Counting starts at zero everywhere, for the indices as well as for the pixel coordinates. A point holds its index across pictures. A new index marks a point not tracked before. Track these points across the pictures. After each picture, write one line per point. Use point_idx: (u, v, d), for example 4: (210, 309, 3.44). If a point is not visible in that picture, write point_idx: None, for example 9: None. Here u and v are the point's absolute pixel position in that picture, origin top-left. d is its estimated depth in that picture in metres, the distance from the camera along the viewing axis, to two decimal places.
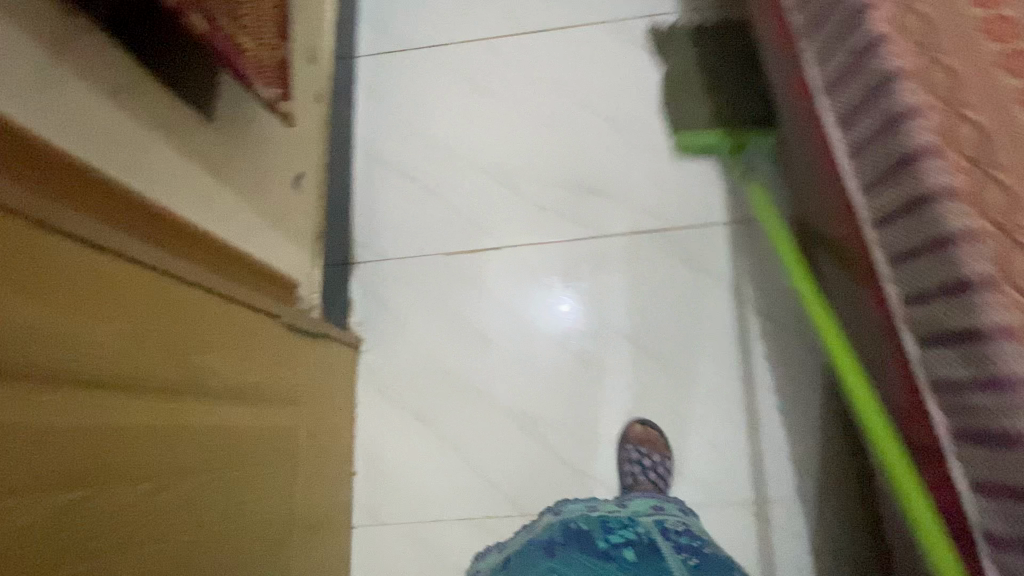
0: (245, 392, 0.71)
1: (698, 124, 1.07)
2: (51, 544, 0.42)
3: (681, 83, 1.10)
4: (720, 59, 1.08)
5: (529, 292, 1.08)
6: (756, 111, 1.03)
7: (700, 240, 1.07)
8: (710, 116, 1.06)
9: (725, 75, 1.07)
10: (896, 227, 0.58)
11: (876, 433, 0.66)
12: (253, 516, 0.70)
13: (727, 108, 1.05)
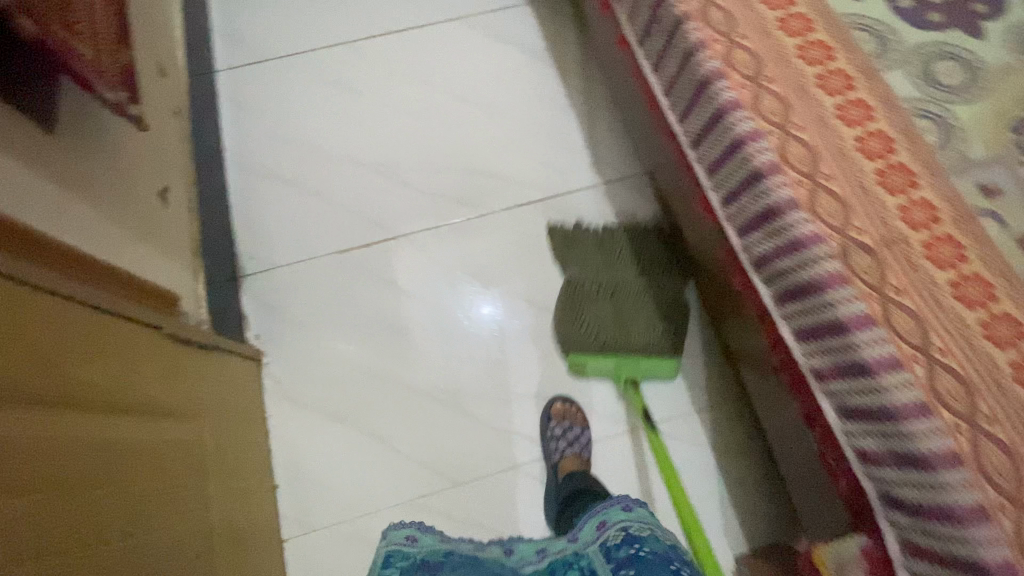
0: (132, 404, 0.68)
1: (585, 333, 1.03)
2: None
3: (574, 289, 1.07)
4: (614, 275, 1.08)
5: (427, 275, 1.13)
6: (646, 348, 1.02)
7: (574, 202, 1.18)
8: (594, 325, 1.03)
9: (617, 307, 1.04)
10: (711, 154, 0.66)
11: (692, 527, 0.91)
12: (161, 532, 0.66)
13: (612, 298, 1.05)
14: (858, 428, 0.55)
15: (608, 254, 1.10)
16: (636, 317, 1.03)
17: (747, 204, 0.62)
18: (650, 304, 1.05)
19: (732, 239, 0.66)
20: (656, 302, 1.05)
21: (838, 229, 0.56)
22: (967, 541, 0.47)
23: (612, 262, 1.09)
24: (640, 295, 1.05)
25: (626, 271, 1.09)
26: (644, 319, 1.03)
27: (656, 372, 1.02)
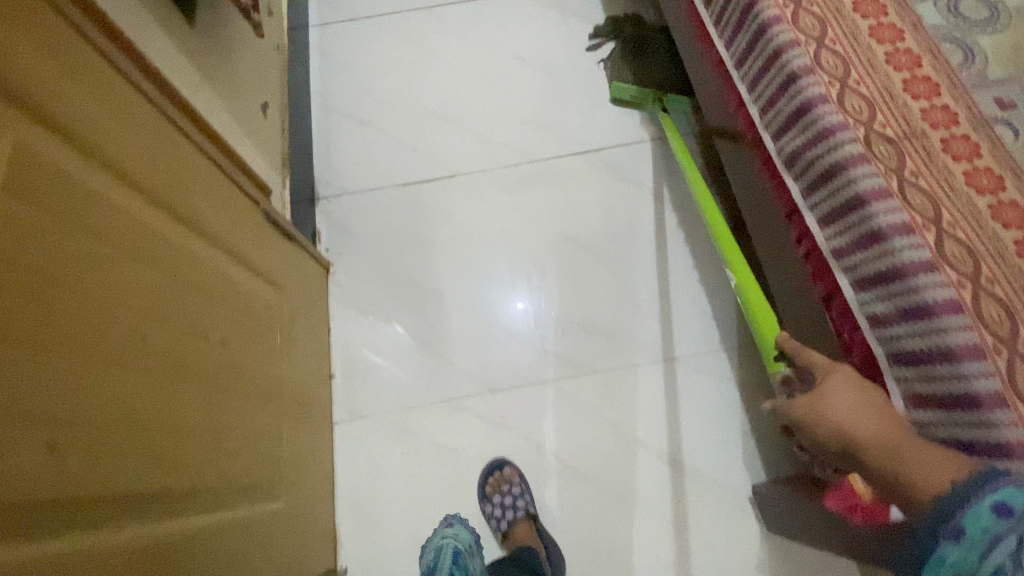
0: (235, 251, 0.79)
1: (624, 75, 1.29)
2: (93, 283, 0.50)
3: (613, 51, 1.33)
4: (648, 38, 1.30)
5: (479, 210, 1.24)
6: (669, 81, 1.25)
7: (620, 154, 1.27)
8: (634, 70, 1.29)
9: (647, 54, 1.28)
10: (752, 71, 0.75)
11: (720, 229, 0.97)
12: (247, 363, 0.77)
13: (646, 64, 1.27)
14: (871, 295, 0.61)
15: (647, 43, 1.30)
16: (661, 74, 1.26)
17: (781, 110, 0.70)
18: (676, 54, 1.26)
19: (767, 144, 0.73)
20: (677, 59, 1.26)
21: (863, 122, 0.64)
22: (964, 376, 0.53)
23: (648, 46, 1.29)
24: (668, 55, 1.27)
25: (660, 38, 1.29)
26: (667, 57, 1.27)
27: (675, 98, 1.25)
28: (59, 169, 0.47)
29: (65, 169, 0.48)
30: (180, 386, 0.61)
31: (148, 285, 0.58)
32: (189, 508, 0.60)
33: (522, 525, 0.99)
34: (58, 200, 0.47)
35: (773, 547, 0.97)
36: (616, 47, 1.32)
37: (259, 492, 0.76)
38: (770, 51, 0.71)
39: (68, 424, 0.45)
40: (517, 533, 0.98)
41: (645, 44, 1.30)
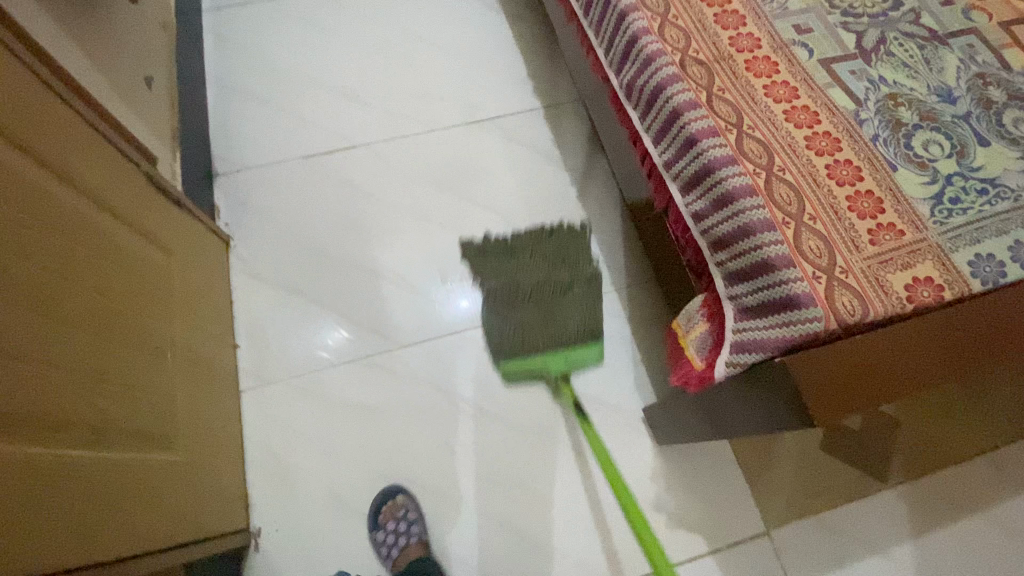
0: (114, 208, 0.80)
1: (519, 344, 1.09)
2: None
3: (497, 310, 1.12)
4: (538, 281, 1.13)
5: (380, 178, 1.27)
6: (567, 338, 1.08)
7: (514, 119, 1.34)
8: (531, 341, 1.08)
9: (544, 313, 1.09)
10: (595, 19, 0.84)
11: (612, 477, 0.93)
12: (129, 315, 0.78)
13: (544, 322, 1.09)
14: (692, 196, 0.70)
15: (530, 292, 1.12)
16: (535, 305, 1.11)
17: (616, 48, 0.80)
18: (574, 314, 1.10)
19: (611, 79, 0.82)
20: (569, 304, 1.11)
21: (680, 49, 0.73)
22: (762, 245, 0.61)
23: (542, 296, 1.11)
24: (559, 285, 1.13)
25: (551, 281, 1.13)
26: (562, 314, 1.10)
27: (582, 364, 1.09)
28: None
29: None
30: (45, 323, 0.61)
31: (10, 219, 0.59)
32: (64, 438, 0.61)
33: (413, 551, 0.98)
34: None
35: (666, 462, 1.05)
36: (507, 314, 1.11)
37: (151, 441, 0.76)
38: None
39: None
40: (407, 557, 0.97)
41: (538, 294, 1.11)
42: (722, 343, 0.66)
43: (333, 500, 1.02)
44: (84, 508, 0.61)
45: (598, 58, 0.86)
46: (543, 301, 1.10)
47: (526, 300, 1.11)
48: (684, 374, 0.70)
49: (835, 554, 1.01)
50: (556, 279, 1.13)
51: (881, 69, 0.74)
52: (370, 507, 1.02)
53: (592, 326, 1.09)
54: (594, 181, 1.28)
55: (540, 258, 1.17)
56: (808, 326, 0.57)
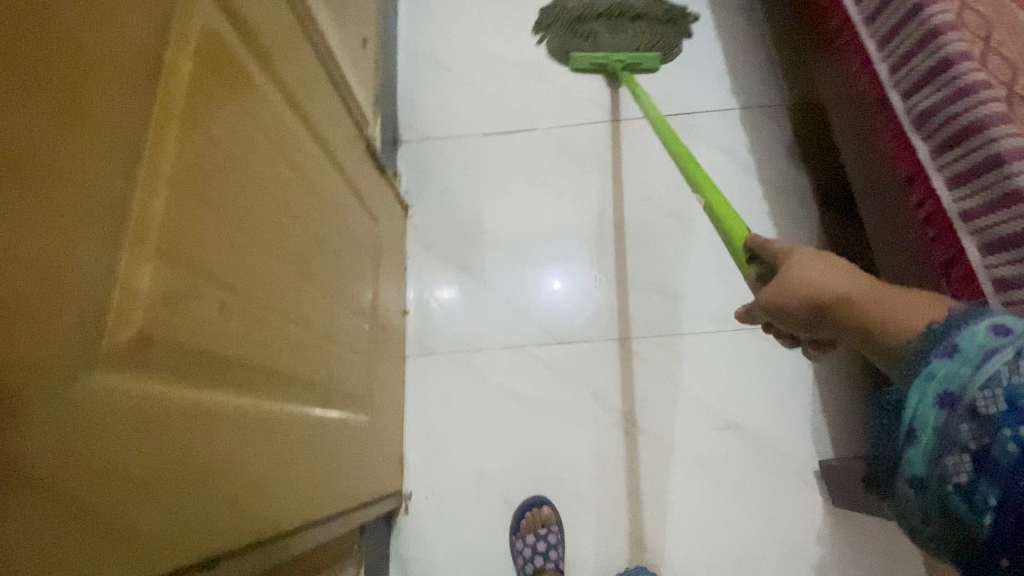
0: (344, 171, 0.82)
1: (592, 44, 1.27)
2: (254, 168, 0.54)
3: (574, 24, 1.31)
4: (610, 7, 1.29)
5: (558, 165, 1.24)
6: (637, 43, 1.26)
7: (707, 119, 1.24)
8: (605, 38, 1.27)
9: (612, 23, 1.28)
10: (880, 31, 0.74)
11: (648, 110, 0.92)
12: (349, 276, 0.80)
13: (615, 36, 1.27)
14: (1001, 259, 0.59)
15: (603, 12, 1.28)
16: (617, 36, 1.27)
17: (909, 71, 0.70)
18: (645, 37, 1.27)
19: (894, 102, 0.71)
20: (640, 30, 1.28)
21: (1007, 82, 0.63)
22: None
23: (614, 15, 1.28)
24: (632, 9, 1.29)
25: (629, 34, 1.27)
26: (631, 30, 1.28)
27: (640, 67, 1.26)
28: (227, 48, 0.51)
29: (236, 57, 0.52)
30: (302, 280, 0.63)
31: (281, 177, 0.60)
32: (309, 397, 0.63)
33: None
34: (234, 84, 0.52)
35: (837, 524, 0.96)
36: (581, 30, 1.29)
37: (352, 403, 0.78)
38: (905, 11, 0.70)
39: (224, 280, 0.47)
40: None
41: (611, 28, 1.27)
42: None
43: (480, 483, 1.03)
44: (317, 468, 0.63)
45: (873, 76, 0.76)
46: (613, 20, 1.28)
47: (597, 20, 1.29)
48: None
49: None
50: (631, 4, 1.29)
51: None
52: (513, 497, 1.02)
53: (659, 39, 1.28)
54: (790, 200, 1.16)
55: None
56: None
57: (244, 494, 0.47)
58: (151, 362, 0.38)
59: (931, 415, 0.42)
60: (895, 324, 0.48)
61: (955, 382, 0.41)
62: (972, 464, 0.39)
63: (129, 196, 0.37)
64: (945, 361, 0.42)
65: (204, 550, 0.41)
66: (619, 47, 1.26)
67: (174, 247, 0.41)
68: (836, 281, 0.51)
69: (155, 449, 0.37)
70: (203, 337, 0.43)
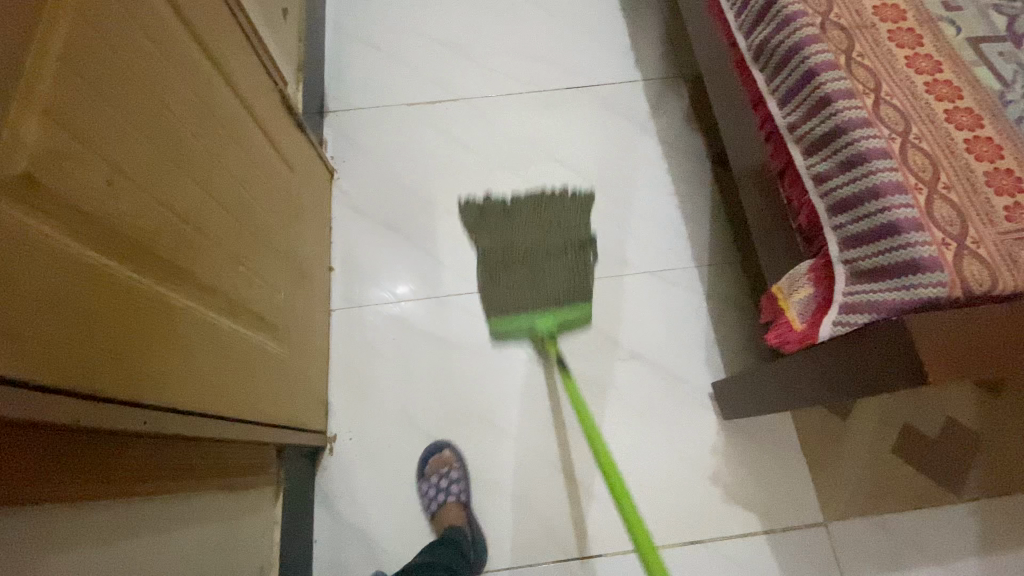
0: (257, 115, 0.87)
1: (514, 307, 1.10)
2: (148, 75, 0.59)
3: (494, 271, 1.14)
4: (531, 248, 1.13)
5: (478, 131, 1.32)
6: (562, 297, 1.09)
7: (613, 88, 1.35)
8: (523, 299, 1.10)
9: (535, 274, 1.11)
10: None
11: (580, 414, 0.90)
12: (260, 210, 0.85)
13: (539, 292, 1.09)
14: (818, 158, 0.69)
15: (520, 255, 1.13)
16: (537, 281, 1.11)
17: (748, 13, 0.80)
18: (568, 274, 1.11)
19: (739, 41, 0.82)
20: (563, 266, 1.12)
21: (821, 12, 0.73)
22: (889, 208, 0.61)
23: (538, 256, 1.12)
24: (555, 247, 1.14)
25: (557, 289, 1.10)
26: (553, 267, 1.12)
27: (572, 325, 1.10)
28: None
29: None
30: (205, 193, 0.68)
31: (182, 94, 0.65)
32: (214, 302, 0.68)
33: (452, 510, 1.00)
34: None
35: (731, 438, 1.04)
36: (500, 276, 1.13)
37: (263, 326, 0.82)
38: None
39: (113, 160, 0.52)
40: (444, 516, 0.99)
41: (532, 274, 1.11)
42: (829, 305, 0.66)
43: (404, 422, 1.08)
44: (219, 368, 0.67)
45: (727, 22, 0.87)
46: (534, 261, 1.11)
47: (513, 253, 1.14)
48: (779, 335, 0.72)
49: (893, 557, 0.98)
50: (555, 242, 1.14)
51: None
52: (435, 433, 1.07)
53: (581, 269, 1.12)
54: (688, 156, 1.27)
55: (537, 227, 1.17)
56: (929, 291, 0.57)
57: (134, 354, 0.51)
58: (36, 204, 0.43)
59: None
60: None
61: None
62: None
63: (17, 57, 0.42)
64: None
65: (88, 386, 0.45)
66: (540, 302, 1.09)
67: (61, 115, 0.46)
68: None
69: (39, 277, 0.41)
70: (91, 202, 0.48)
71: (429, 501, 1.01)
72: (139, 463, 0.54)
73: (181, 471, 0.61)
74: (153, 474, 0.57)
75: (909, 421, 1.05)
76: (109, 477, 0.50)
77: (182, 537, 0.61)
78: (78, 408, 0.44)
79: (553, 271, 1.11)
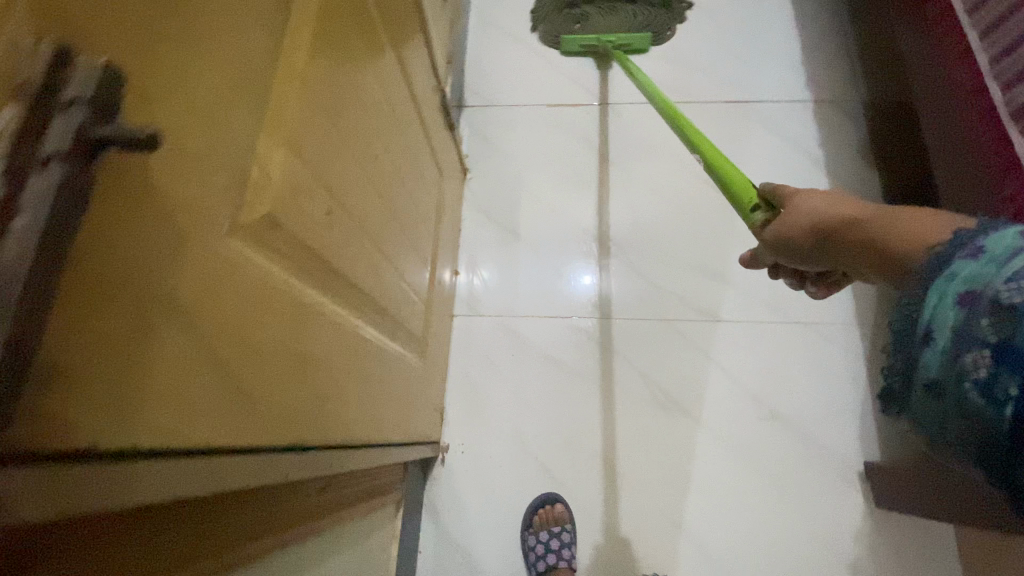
0: (423, 119, 0.83)
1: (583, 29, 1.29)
2: (360, 89, 0.55)
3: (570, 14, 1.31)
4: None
5: (621, 139, 1.23)
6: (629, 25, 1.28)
7: (777, 110, 1.22)
8: (597, 24, 1.29)
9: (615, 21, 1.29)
10: (979, 30, 0.75)
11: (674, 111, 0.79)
12: (417, 219, 0.81)
13: (608, 16, 1.29)
14: None
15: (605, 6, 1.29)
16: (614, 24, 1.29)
17: (1010, 65, 0.70)
18: (634, 20, 1.29)
19: (993, 95, 0.71)
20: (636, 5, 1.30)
21: None
22: None
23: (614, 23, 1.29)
24: (628, 23, 1.29)
25: (624, 16, 1.29)
26: (621, 12, 1.30)
27: (632, 48, 1.27)
28: None
29: None
30: (386, 211, 0.64)
31: (380, 106, 0.61)
32: (381, 325, 0.65)
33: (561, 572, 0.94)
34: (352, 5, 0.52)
35: (878, 524, 0.94)
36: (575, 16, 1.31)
37: (409, 343, 0.79)
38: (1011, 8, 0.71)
39: (329, 185, 0.48)
40: None
41: (611, 6, 1.29)
42: None
43: (516, 443, 1.04)
44: (379, 395, 0.65)
45: (972, 70, 0.75)
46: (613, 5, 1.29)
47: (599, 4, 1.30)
48: None
49: None
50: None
51: None
52: (547, 462, 1.03)
53: (649, 26, 1.29)
54: (855, 197, 1.13)
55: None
56: None
57: (329, 397, 0.49)
58: (274, 247, 0.39)
59: (949, 316, 0.34)
60: (904, 250, 0.43)
61: (981, 278, 0.33)
62: (993, 357, 0.31)
63: (271, 82, 0.38)
64: (971, 265, 0.35)
65: (295, 438, 0.43)
66: (613, 25, 1.28)
67: (300, 144, 0.42)
68: (843, 218, 0.50)
69: (267, 328, 0.38)
70: (312, 236, 0.45)
71: (537, 560, 0.94)
72: (299, 507, 0.51)
73: (329, 505, 0.58)
74: (315, 511, 0.55)
75: None
76: (284, 526, 0.48)
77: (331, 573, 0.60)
78: (282, 467, 0.41)
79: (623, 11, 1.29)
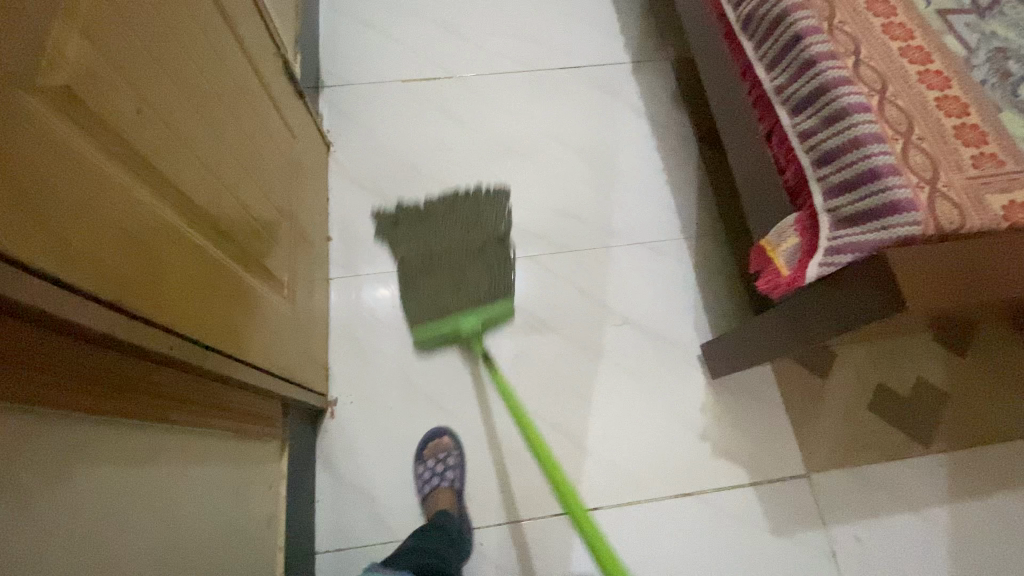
0: (263, 77, 0.89)
1: (434, 312, 1.07)
2: (172, 16, 0.60)
3: (412, 293, 1.11)
4: (448, 249, 1.13)
5: (473, 106, 1.34)
6: (483, 271, 1.11)
7: (604, 69, 1.39)
8: (440, 278, 1.10)
9: (453, 272, 1.10)
10: None
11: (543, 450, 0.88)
12: (266, 166, 0.86)
13: (460, 285, 1.09)
14: (804, 117, 0.74)
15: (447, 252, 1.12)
16: (465, 273, 1.10)
17: None
18: (484, 263, 1.12)
19: (728, 11, 0.88)
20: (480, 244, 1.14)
21: None
22: (869, 156, 0.66)
23: (458, 259, 1.11)
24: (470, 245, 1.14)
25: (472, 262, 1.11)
26: (471, 273, 1.10)
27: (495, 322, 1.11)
28: None
29: None
30: (220, 140, 0.69)
31: (201, 41, 0.67)
32: (227, 246, 0.69)
33: (445, 492, 1.00)
34: None
35: (720, 396, 1.09)
36: (420, 307, 1.09)
37: (271, 281, 0.84)
38: None
39: (141, 90, 0.53)
40: (435, 499, 0.99)
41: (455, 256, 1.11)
42: (814, 249, 0.71)
43: (403, 385, 1.10)
44: (235, 311, 0.69)
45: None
46: (454, 262, 1.11)
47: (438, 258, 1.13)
48: (768, 281, 0.77)
49: (871, 503, 1.04)
50: (467, 245, 1.13)
51: (993, 24, 0.77)
52: (434, 396, 1.09)
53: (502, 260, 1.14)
54: (674, 134, 1.32)
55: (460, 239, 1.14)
56: (904, 230, 0.62)
57: (163, 281, 0.54)
58: (76, 120, 0.44)
59: None
60: None
61: None
62: None
63: None
64: None
65: (122, 299, 0.47)
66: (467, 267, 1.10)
67: (102, 41, 0.48)
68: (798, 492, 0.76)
69: (71, 184, 0.43)
70: (125, 127, 0.50)
71: (423, 483, 1.01)
72: (156, 391, 0.55)
73: (195, 405, 0.62)
74: (178, 403, 0.59)
75: (882, 380, 1.11)
76: (139, 400, 0.52)
77: (199, 473, 0.64)
78: (109, 319, 0.45)
79: (476, 275, 1.10)
